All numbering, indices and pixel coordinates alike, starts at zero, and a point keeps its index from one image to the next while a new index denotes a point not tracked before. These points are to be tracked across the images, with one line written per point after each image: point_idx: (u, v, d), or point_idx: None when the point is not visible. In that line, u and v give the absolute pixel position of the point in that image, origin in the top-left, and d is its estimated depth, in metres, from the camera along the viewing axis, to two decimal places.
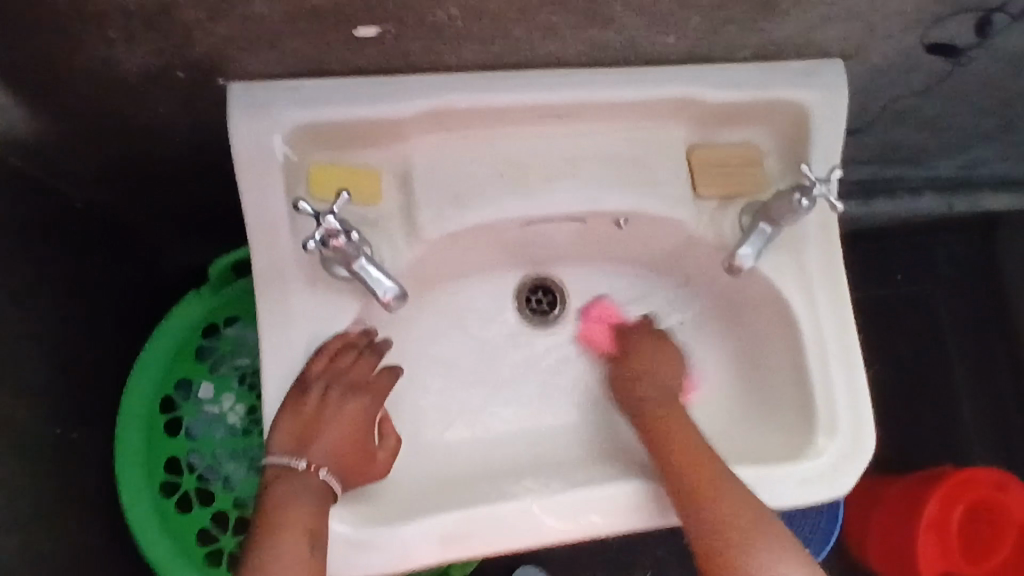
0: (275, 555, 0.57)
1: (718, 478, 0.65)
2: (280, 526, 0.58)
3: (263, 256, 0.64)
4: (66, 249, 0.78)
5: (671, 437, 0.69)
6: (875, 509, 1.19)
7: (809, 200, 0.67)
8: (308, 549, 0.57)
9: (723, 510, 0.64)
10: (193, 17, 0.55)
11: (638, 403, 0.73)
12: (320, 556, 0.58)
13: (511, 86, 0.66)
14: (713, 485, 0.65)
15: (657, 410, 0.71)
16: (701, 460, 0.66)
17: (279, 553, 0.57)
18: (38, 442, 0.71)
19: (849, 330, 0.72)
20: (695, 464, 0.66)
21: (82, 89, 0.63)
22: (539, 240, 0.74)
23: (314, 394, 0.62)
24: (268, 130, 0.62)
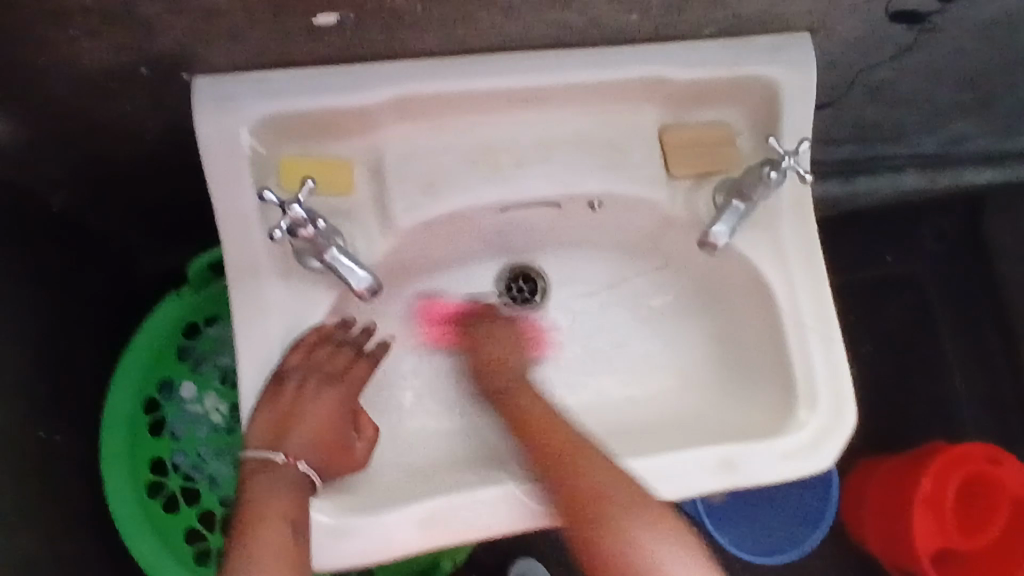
0: (256, 543, 0.57)
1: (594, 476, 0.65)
2: (260, 515, 0.58)
3: (236, 251, 0.64)
4: (41, 253, 0.78)
5: (547, 424, 0.69)
6: (870, 485, 1.19)
7: (779, 172, 0.68)
8: (289, 534, 0.58)
9: (604, 506, 0.63)
10: (151, 11, 0.55)
11: (501, 386, 0.73)
12: (302, 542, 0.58)
13: (478, 71, 0.66)
14: (580, 473, 0.65)
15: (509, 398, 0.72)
16: (568, 447, 0.66)
17: (259, 540, 0.57)
18: (20, 446, 0.71)
19: (826, 302, 0.72)
20: (563, 448, 0.66)
21: (47, 90, 0.63)
22: (516, 226, 0.74)
23: (291, 385, 0.62)
24: (234, 123, 0.61)
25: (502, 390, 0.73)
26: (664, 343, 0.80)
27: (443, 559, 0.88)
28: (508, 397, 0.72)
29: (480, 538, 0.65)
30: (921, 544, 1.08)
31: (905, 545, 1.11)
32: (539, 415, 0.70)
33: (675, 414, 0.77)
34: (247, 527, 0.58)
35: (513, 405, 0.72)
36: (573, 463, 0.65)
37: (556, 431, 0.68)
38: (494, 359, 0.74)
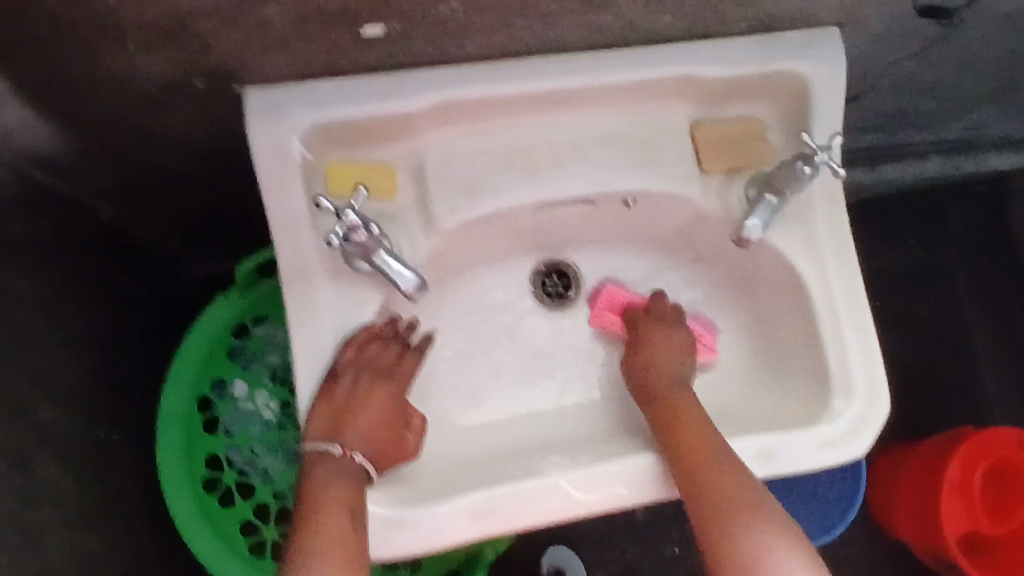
0: (320, 532, 0.60)
1: (690, 424, 0.69)
2: (323, 504, 0.61)
3: (288, 255, 0.66)
4: (93, 261, 0.81)
5: (704, 456, 0.66)
6: (900, 470, 1.20)
7: (812, 167, 0.69)
8: (349, 522, 0.60)
9: (706, 461, 0.66)
10: (207, 29, 0.57)
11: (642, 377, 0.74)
12: (362, 532, 0.61)
13: (516, 75, 0.68)
14: (675, 414, 0.70)
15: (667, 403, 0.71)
16: (669, 395, 0.72)
17: (324, 530, 0.60)
18: (82, 445, 0.74)
19: (860, 294, 0.74)
20: (668, 403, 0.72)
21: (98, 101, 0.66)
22: (553, 224, 0.77)
23: (346, 381, 0.65)
24: (285, 132, 0.64)
25: (665, 388, 0.72)
26: None
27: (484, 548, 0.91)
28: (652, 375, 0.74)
29: (529, 527, 0.67)
30: (949, 529, 1.10)
31: (933, 531, 1.12)
32: (700, 440, 0.68)
33: (713, 407, 0.79)
34: (302, 506, 0.62)
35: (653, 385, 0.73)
36: (702, 447, 0.67)
37: (712, 454, 0.66)
38: (652, 360, 0.74)
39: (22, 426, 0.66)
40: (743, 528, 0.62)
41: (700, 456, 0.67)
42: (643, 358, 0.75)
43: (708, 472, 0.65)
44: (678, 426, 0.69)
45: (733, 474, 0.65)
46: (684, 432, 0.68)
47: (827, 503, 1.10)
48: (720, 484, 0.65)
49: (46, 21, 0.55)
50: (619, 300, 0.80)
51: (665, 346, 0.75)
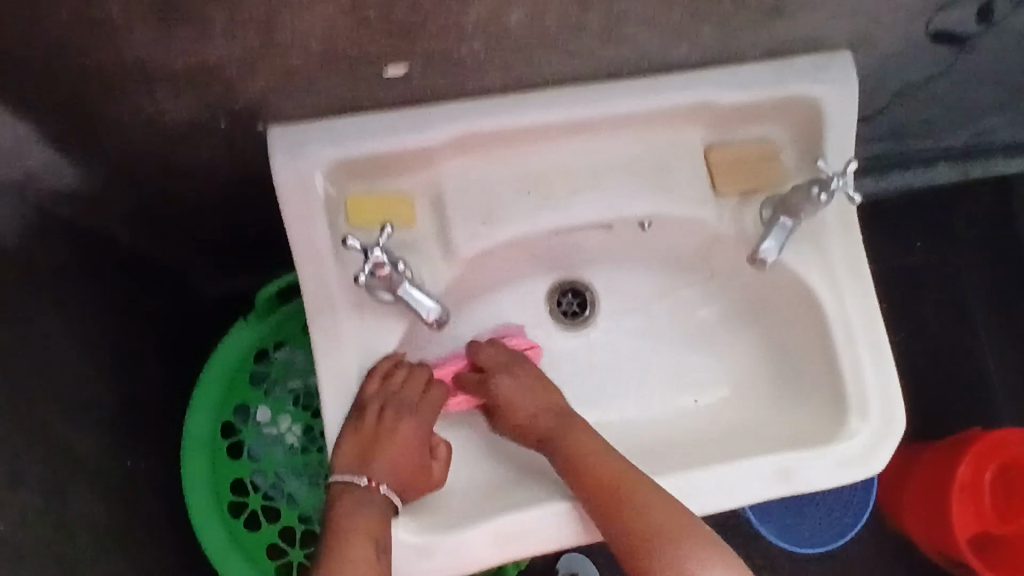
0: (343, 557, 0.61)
1: (601, 469, 0.67)
2: (348, 531, 0.63)
3: (312, 288, 0.67)
4: (118, 289, 0.83)
5: (628, 507, 0.65)
6: (911, 472, 1.21)
7: (829, 193, 0.69)
8: (372, 551, 0.62)
9: (628, 514, 0.65)
10: (234, 73, 0.59)
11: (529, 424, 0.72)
12: (384, 560, 0.62)
13: (533, 106, 0.68)
14: (587, 461, 0.68)
15: (577, 450, 0.69)
16: (574, 440, 0.70)
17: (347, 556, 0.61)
18: (113, 474, 0.76)
19: (874, 314, 0.75)
20: (578, 455, 0.69)
21: (125, 140, 0.67)
22: (567, 248, 0.77)
23: (371, 413, 0.66)
24: (308, 168, 0.65)
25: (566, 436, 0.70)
26: (711, 354, 0.84)
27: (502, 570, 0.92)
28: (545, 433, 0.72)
29: (550, 549, 0.68)
30: (959, 527, 1.11)
31: (944, 530, 1.14)
32: (619, 489, 0.66)
33: (729, 425, 0.80)
34: (327, 536, 0.64)
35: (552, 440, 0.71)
36: (622, 495, 0.66)
37: (630, 502, 0.65)
38: (521, 409, 0.72)
39: (57, 460, 0.67)
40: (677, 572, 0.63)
41: (623, 504, 0.65)
42: (505, 410, 0.72)
43: (632, 522, 0.64)
44: (589, 476, 0.67)
45: (663, 519, 0.65)
46: (597, 478, 0.67)
47: (837, 507, 1.13)
48: (646, 531, 0.64)
49: (77, 70, 0.56)
50: (454, 372, 0.74)
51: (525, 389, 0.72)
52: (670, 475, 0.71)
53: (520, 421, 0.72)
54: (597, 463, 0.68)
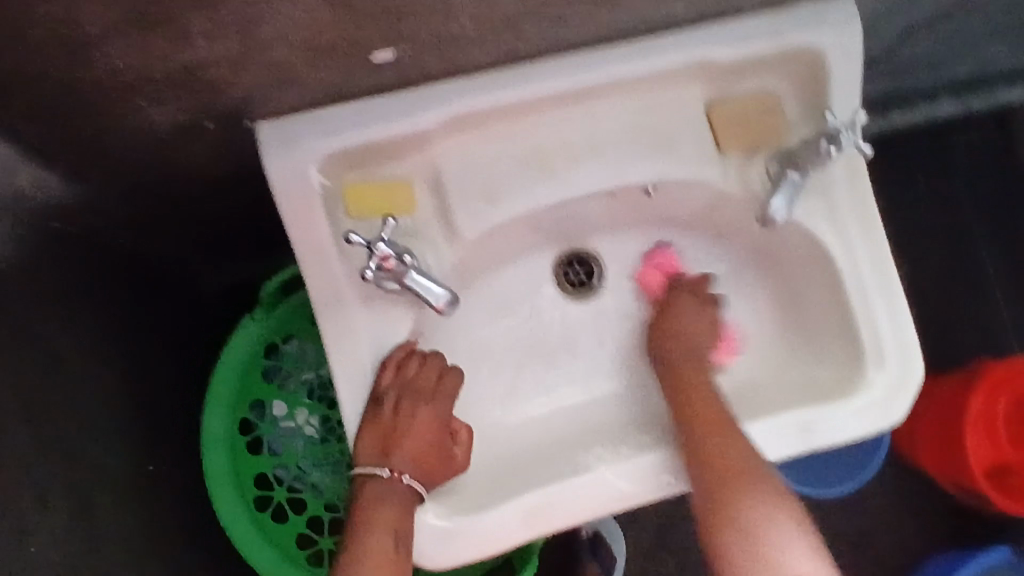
0: (365, 552, 0.63)
1: (703, 394, 0.72)
2: (370, 525, 0.63)
3: (317, 283, 0.66)
4: (121, 297, 0.82)
5: (702, 431, 0.69)
6: (917, 410, 1.22)
7: (838, 147, 0.67)
8: (393, 548, 0.63)
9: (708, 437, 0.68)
10: (217, 73, 0.56)
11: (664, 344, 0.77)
12: (404, 557, 0.63)
13: (527, 79, 0.66)
14: (690, 389, 0.73)
15: (690, 381, 0.74)
16: (690, 368, 0.75)
17: (368, 551, 0.63)
18: (137, 482, 0.76)
19: (886, 265, 0.73)
20: (686, 375, 0.74)
21: (113, 148, 0.65)
22: (573, 219, 0.76)
23: (388, 405, 0.66)
24: (301, 163, 0.64)
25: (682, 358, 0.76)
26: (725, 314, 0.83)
27: (512, 554, 0.93)
28: (676, 353, 0.76)
29: (577, 523, 0.69)
30: (974, 461, 1.12)
31: (960, 464, 1.15)
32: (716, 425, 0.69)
33: (744, 382, 0.80)
34: (354, 527, 0.65)
35: (673, 362, 0.76)
36: (708, 423, 0.69)
37: (728, 431, 0.68)
38: (681, 324, 0.77)
39: (80, 478, 0.68)
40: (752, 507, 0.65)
41: (723, 440, 0.68)
42: (671, 320, 0.78)
43: (711, 449, 0.67)
44: (687, 402, 0.72)
45: (737, 452, 0.67)
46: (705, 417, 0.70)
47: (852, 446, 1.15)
48: (736, 464, 0.66)
49: (55, 84, 0.54)
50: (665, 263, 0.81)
51: (700, 315, 0.78)
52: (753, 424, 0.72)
53: (671, 344, 0.77)
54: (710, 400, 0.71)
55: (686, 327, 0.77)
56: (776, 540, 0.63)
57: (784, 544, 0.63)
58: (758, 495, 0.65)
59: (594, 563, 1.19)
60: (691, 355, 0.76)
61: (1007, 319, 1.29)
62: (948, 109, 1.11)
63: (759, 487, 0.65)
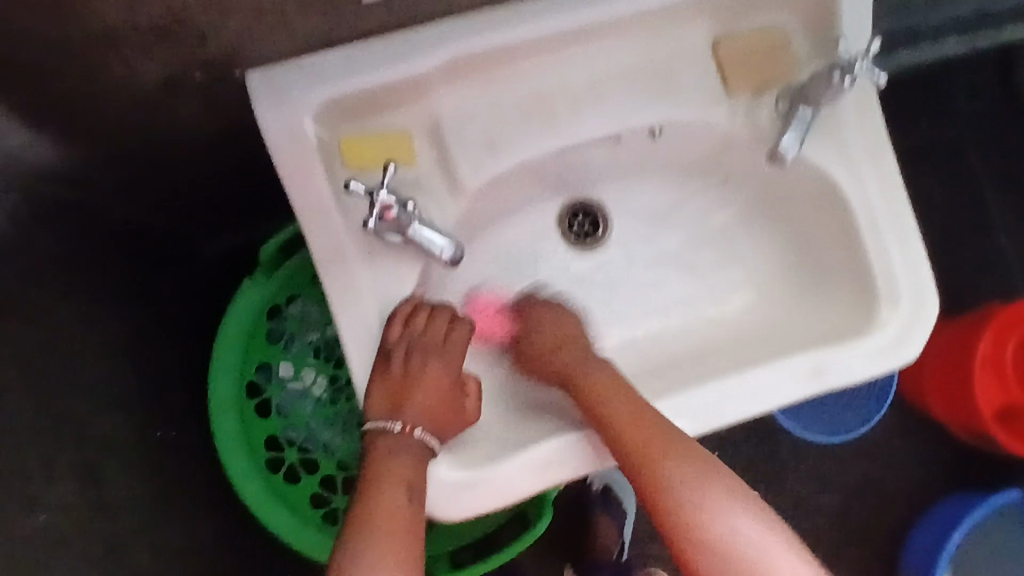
0: (377, 503, 0.62)
1: (611, 401, 0.67)
2: (383, 476, 0.63)
3: (316, 239, 0.64)
4: (118, 264, 0.80)
5: (631, 443, 0.65)
6: (925, 356, 1.22)
7: (852, 78, 0.65)
8: (405, 498, 0.62)
9: (638, 447, 0.64)
10: (203, 19, 0.54)
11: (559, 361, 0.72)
12: (416, 508, 0.62)
13: (524, 17, 0.63)
14: (599, 397, 0.68)
15: (594, 384, 0.69)
16: (587, 377, 0.70)
17: (381, 501, 0.62)
18: (147, 448, 0.76)
19: (900, 201, 0.71)
20: (588, 383, 0.70)
21: (100, 107, 0.63)
22: (575, 169, 0.74)
23: (397, 358, 0.65)
24: (295, 113, 0.61)
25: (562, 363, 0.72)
26: (733, 261, 0.81)
27: (526, 507, 0.93)
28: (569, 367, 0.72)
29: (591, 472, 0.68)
30: (982, 405, 1.12)
31: (968, 409, 1.15)
32: (629, 433, 0.65)
33: (756, 329, 0.78)
34: (364, 481, 0.64)
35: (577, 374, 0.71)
36: (631, 430, 0.65)
37: (643, 436, 0.65)
38: (559, 335, 0.74)
39: (87, 446, 0.67)
40: (685, 502, 0.63)
41: (639, 448, 0.64)
42: (552, 338, 0.74)
43: (645, 457, 0.64)
44: (598, 409, 0.67)
45: (670, 456, 0.64)
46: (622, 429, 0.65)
47: (862, 397, 1.15)
48: (658, 466, 0.64)
49: (35, 38, 0.52)
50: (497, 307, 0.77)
51: (559, 327, 0.74)
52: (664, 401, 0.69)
53: (553, 361, 0.73)
54: (622, 403, 0.66)
55: (542, 344, 0.73)
56: (730, 532, 0.63)
57: (741, 536, 0.62)
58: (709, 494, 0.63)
59: (605, 516, 1.21)
60: (575, 362, 0.72)
61: (1016, 260, 1.28)
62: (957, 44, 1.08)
63: (687, 481, 0.64)
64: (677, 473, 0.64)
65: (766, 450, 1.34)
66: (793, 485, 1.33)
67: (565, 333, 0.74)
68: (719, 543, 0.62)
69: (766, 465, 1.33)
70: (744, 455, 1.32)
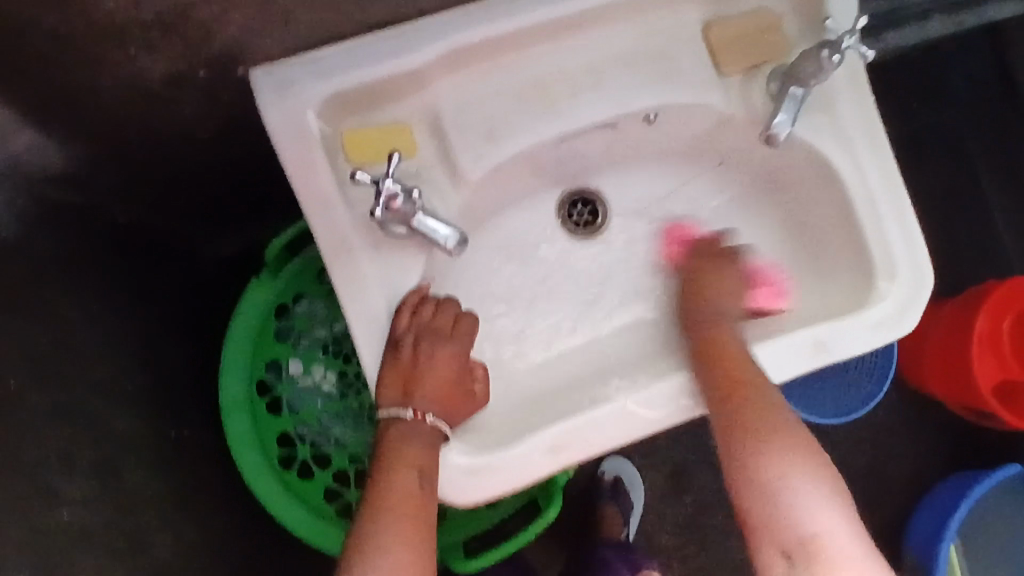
0: (390, 484, 0.63)
1: (729, 341, 0.71)
2: (394, 458, 0.64)
3: (322, 232, 0.65)
4: (125, 265, 0.81)
5: (735, 374, 0.69)
6: (924, 335, 1.23)
7: (840, 54, 0.66)
8: (416, 480, 0.63)
9: (743, 378, 0.68)
10: (206, 13, 0.55)
11: (700, 316, 0.75)
12: (427, 489, 0.63)
13: (519, 7, 0.65)
14: (718, 340, 0.72)
15: (713, 325, 0.74)
16: (714, 329, 0.73)
17: (393, 482, 0.63)
18: (160, 446, 0.76)
19: (894, 175, 0.73)
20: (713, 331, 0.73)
21: (105, 106, 0.64)
22: (574, 156, 0.75)
23: (407, 346, 0.66)
24: (298, 108, 0.63)
25: (699, 313, 0.75)
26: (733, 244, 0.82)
27: (536, 495, 0.94)
28: (697, 322, 0.75)
29: (602, 453, 0.69)
30: (983, 382, 1.13)
31: (968, 387, 1.16)
32: (741, 367, 0.69)
33: None
34: (378, 468, 0.65)
35: (699, 328, 0.74)
36: (737, 369, 0.69)
37: (748, 373, 0.69)
38: (710, 293, 0.76)
39: (104, 442, 0.68)
40: (769, 440, 0.66)
41: (744, 382, 0.68)
42: (696, 287, 0.77)
43: (744, 394, 0.68)
44: (717, 348, 0.71)
45: (761, 399, 0.68)
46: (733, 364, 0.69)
47: (860, 375, 1.16)
48: (753, 401, 0.68)
49: (44, 35, 0.53)
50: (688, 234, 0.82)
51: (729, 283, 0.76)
52: (762, 348, 0.71)
53: (694, 317, 0.76)
54: (730, 348, 0.71)
55: (699, 307, 0.76)
56: (795, 488, 0.64)
57: (803, 493, 0.63)
58: (787, 444, 0.66)
59: (614, 506, 1.22)
60: (710, 314, 0.75)
61: (1010, 236, 1.30)
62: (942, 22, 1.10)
63: (776, 422, 0.67)
64: (772, 414, 0.67)
65: None
66: None
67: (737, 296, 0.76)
68: (783, 486, 0.64)
69: None
70: None
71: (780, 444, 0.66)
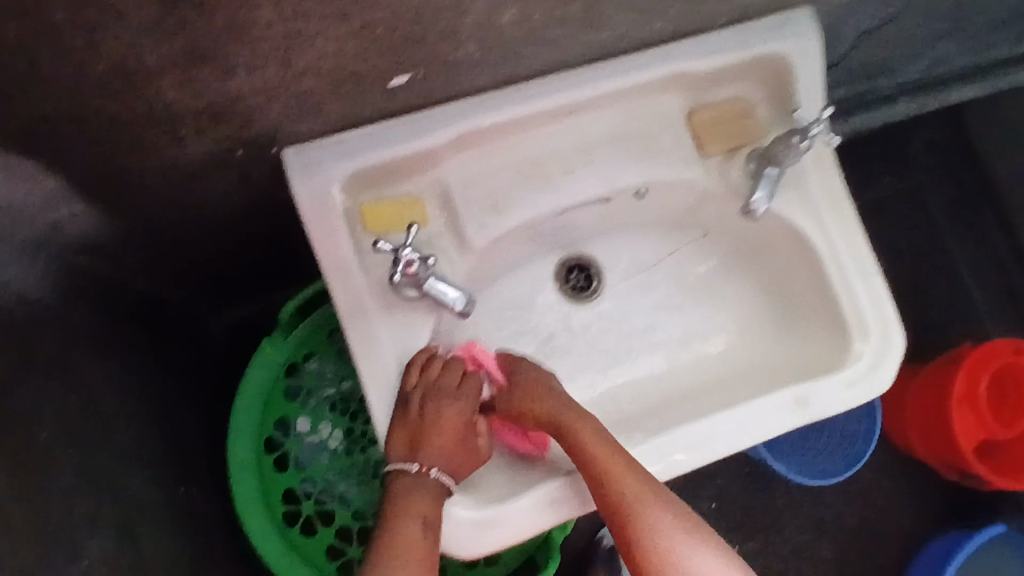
0: (394, 533, 0.66)
1: (599, 449, 0.70)
2: (399, 510, 0.67)
3: (341, 295, 0.70)
4: (147, 327, 0.86)
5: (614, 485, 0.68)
6: (907, 393, 1.28)
7: (807, 140, 0.74)
8: (418, 529, 0.66)
9: (622, 488, 0.68)
10: (250, 104, 0.62)
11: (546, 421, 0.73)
12: (429, 539, 0.66)
13: (521, 97, 0.73)
14: (586, 444, 0.70)
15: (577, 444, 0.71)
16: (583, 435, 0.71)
17: (396, 532, 0.66)
18: (173, 504, 0.79)
19: (861, 244, 0.80)
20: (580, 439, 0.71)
21: (148, 182, 0.71)
22: (570, 226, 0.82)
23: (415, 401, 0.69)
24: (324, 184, 0.69)
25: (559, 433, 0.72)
26: (716, 308, 0.88)
27: (535, 552, 0.96)
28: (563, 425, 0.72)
29: (597, 507, 0.73)
30: (965, 440, 1.18)
31: (948, 444, 1.20)
32: (619, 485, 0.68)
33: (742, 366, 0.85)
34: (386, 519, 0.68)
35: (571, 439, 0.71)
36: (613, 476, 0.69)
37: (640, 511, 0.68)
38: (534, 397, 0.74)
39: (122, 498, 0.71)
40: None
41: (634, 502, 0.68)
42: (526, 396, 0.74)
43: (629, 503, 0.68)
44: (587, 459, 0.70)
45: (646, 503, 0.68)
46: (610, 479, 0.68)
47: (847, 435, 1.21)
48: (646, 510, 0.68)
49: (107, 123, 0.60)
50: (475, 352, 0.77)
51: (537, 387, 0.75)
52: (643, 449, 0.74)
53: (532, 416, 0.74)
54: (601, 453, 0.69)
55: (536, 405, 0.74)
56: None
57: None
58: (688, 538, 0.68)
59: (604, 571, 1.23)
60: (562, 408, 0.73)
61: (982, 301, 1.37)
62: (903, 106, 1.19)
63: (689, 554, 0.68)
64: (659, 518, 0.68)
65: (760, 496, 1.38)
66: (786, 527, 1.37)
67: (538, 394, 0.74)
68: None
69: (760, 508, 1.37)
70: (737, 497, 1.37)
71: (676, 544, 0.67)
